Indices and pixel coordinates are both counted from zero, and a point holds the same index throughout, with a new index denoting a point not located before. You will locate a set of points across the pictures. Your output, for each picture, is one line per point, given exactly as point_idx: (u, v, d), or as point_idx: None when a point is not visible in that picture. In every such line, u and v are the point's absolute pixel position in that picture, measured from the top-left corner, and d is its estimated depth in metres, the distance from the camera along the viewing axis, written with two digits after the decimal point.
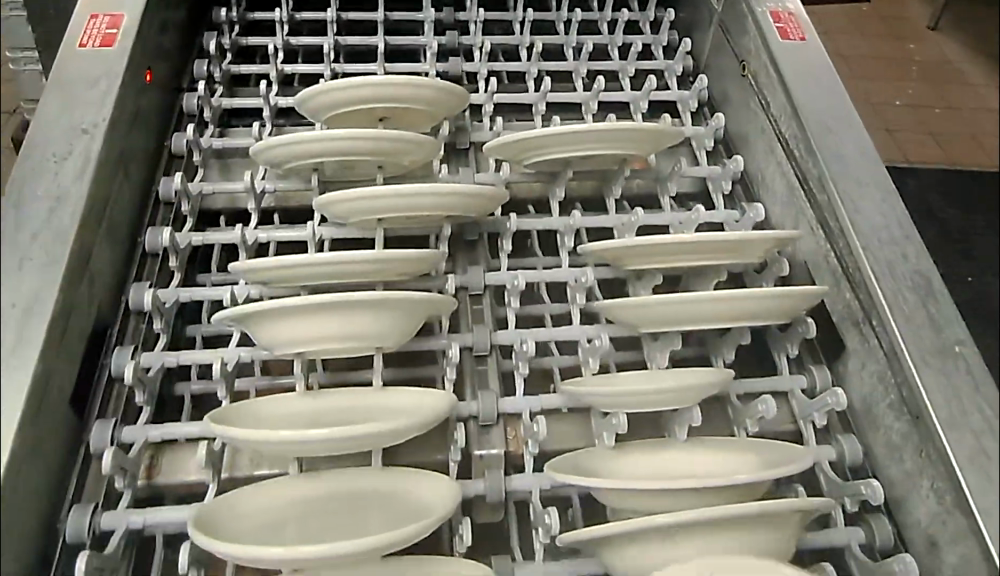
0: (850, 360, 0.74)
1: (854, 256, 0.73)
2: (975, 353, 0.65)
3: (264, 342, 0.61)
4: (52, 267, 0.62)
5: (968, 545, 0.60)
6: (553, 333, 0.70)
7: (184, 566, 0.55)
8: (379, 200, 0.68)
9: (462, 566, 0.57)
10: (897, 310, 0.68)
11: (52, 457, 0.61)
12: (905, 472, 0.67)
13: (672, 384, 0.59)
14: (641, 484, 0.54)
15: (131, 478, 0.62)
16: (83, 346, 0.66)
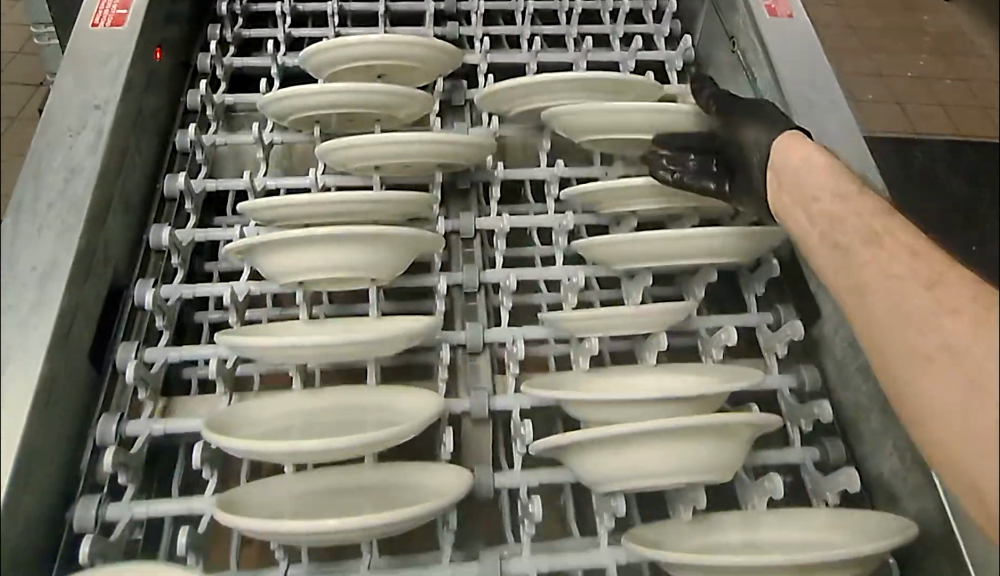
0: (825, 326, 0.77)
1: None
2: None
3: (270, 272, 0.68)
4: (68, 234, 0.69)
5: (925, 498, 0.67)
6: (535, 272, 0.75)
7: (198, 463, 0.63)
8: (369, 142, 0.74)
9: (437, 471, 0.61)
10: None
11: (74, 397, 0.68)
12: (874, 431, 0.72)
13: (637, 308, 0.65)
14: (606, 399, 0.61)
15: (153, 393, 0.69)
16: (100, 303, 0.73)
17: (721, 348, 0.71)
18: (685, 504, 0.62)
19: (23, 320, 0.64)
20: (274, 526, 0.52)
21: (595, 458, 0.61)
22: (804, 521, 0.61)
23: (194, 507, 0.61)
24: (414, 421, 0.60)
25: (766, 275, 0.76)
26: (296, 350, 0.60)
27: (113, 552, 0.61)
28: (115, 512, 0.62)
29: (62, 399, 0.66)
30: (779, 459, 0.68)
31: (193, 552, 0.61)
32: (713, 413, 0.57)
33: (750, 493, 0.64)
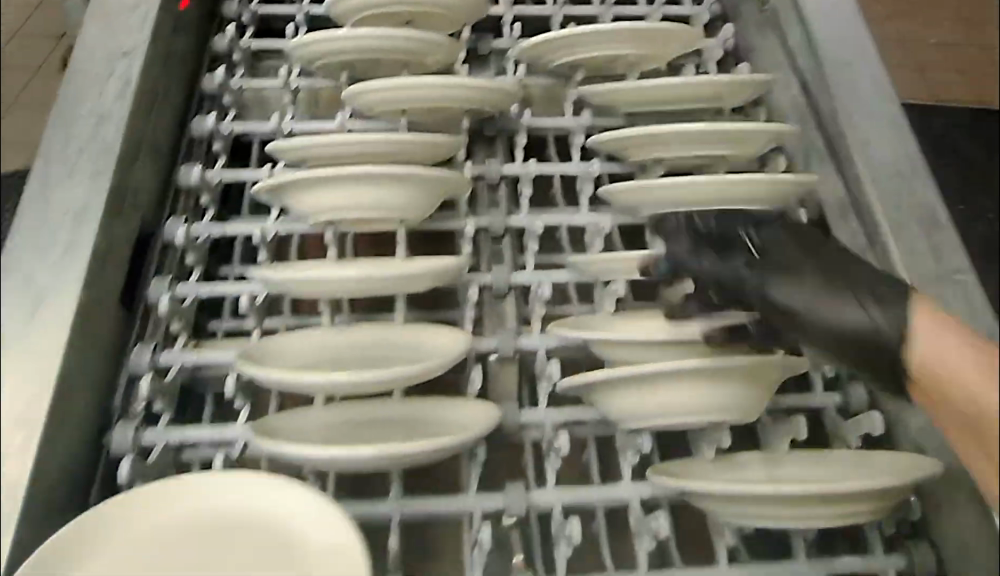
0: None
1: (861, 188, 0.81)
2: (974, 279, 0.74)
3: (301, 211, 0.69)
4: (101, 177, 0.69)
5: None
6: (562, 217, 0.76)
7: (231, 393, 0.66)
8: (383, 88, 0.75)
9: (467, 408, 0.62)
10: (903, 244, 0.76)
11: (104, 336, 0.69)
12: None
13: (667, 251, 0.65)
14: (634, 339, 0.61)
15: (187, 326, 0.70)
16: (130, 247, 0.73)
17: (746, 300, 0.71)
18: (709, 443, 0.64)
19: (59, 262, 0.66)
20: (308, 450, 0.54)
21: (624, 396, 0.62)
22: (825, 460, 0.62)
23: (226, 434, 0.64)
24: (442, 356, 0.62)
25: (790, 226, 0.76)
26: (328, 284, 0.61)
27: (150, 476, 0.64)
28: (151, 437, 0.64)
29: (93, 336, 0.67)
30: (801, 402, 0.69)
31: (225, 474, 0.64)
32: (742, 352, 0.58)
33: (772, 433, 0.65)
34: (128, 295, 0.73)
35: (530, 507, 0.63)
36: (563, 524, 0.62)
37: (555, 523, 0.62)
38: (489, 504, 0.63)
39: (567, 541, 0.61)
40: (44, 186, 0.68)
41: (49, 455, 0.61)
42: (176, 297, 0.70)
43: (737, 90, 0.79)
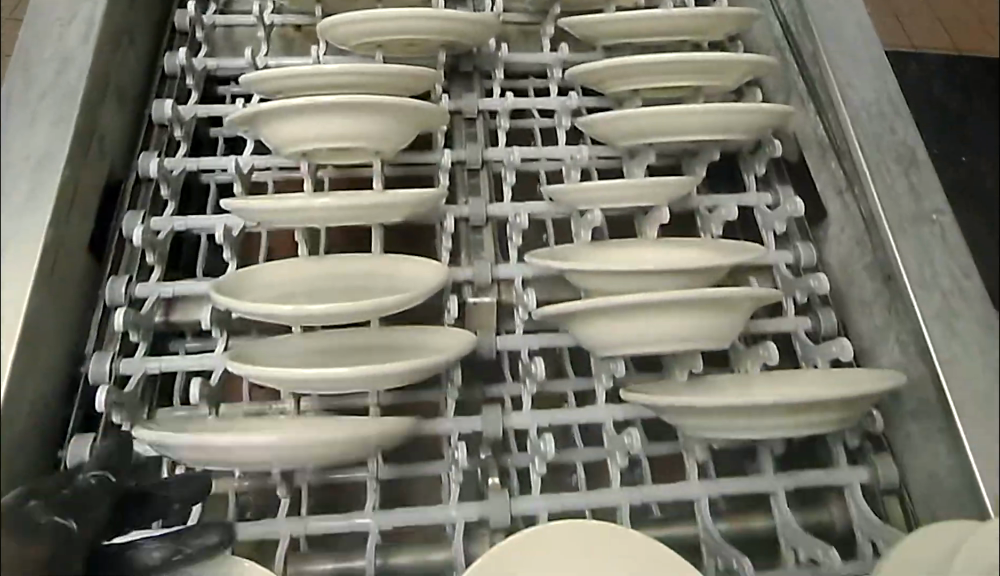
0: (830, 226, 0.83)
1: (842, 127, 0.80)
2: (951, 218, 0.74)
3: (274, 143, 0.68)
4: (62, 125, 0.66)
5: (926, 391, 0.71)
6: (539, 151, 0.76)
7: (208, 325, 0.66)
8: (354, 21, 0.74)
9: (444, 339, 0.63)
10: (881, 184, 0.76)
11: (70, 278, 0.67)
12: (875, 328, 0.77)
13: (645, 180, 0.65)
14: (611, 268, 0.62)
15: (161, 258, 0.70)
16: (98, 187, 0.72)
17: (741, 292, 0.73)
18: (681, 367, 0.65)
19: (21, 214, 0.63)
20: (292, 372, 0.54)
21: (604, 324, 0.62)
22: (794, 378, 0.64)
23: (208, 363, 0.66)
24: (420, 285, 0.62)
25: (766, 156, 0.76)
26: (305, 212, 0.62)
27: (129, 404, 0.64)
28: (128, 367, 0.66)
29: (62, 283, 0.66)
30: (772, 326, 0.70)
31: (203, 400, 0.65)
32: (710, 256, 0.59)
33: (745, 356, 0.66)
34: (98, 235, 0.72)
35: (507, 428, 0.65)
36: (539, 442, 0.64)
37: (532, 442, 0.65)
38: (467, 428, 0.65)
39: (544, 457, 0.63)
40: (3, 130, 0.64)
41: (20, 401, 0.60)
42: (151, 233, 0.69)
43: (716, 21, 0.79)
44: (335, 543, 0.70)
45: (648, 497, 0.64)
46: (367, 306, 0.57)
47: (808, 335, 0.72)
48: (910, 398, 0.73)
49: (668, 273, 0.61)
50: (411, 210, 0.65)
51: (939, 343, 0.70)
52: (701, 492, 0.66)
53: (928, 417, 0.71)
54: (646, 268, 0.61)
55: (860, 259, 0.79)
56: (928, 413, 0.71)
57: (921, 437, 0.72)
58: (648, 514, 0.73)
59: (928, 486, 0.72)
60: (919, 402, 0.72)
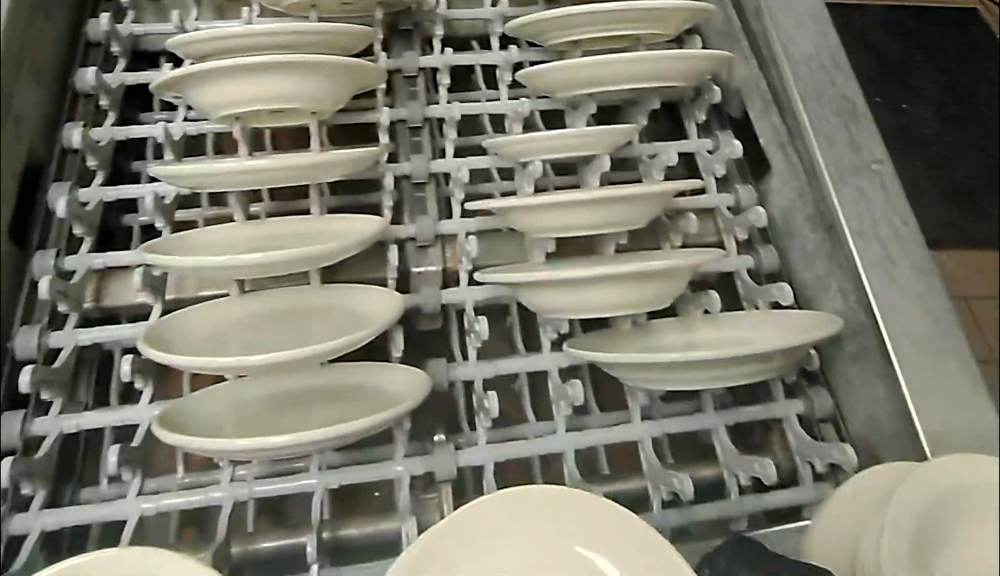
0: (773, 179, 0.82)
1: (782, 81, 0.80)
2: (890, 169, 0.76)
3: (203, 106, 0.66)
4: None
5: (866, 337, 0.72)
6: (481, 105, 0.74)
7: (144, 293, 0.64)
8: None
9: (376, 295, 0.60)
10: (821, 136, 0.76)
11: None
12: (816, 278, 0.77)
13: (588, 129, 0.65)
14: (553, 223, 0.61)
15: (91, 230, 0.68)
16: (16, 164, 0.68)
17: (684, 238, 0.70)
18: (624, 315, 0.65)
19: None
20: (207, 360, 0.50)
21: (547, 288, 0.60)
22: (733, 322, 0.66)
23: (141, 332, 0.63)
24: (346, 246, 0.59)
25: (706, 102, 0.76)
26: (233, 177, 0.59)
27: (59, 379, 0.61)
28: (59, 339, 0.62)
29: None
30: (716, 267, 0.70)
31: (138, 372, 0.61)
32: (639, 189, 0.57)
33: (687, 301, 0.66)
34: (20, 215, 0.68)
35: (453, 379, 0.64)
36: (483, 398, 0.63)
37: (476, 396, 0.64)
38: None
39: (488, 412, 0.62)
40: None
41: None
42: (77, 203, 0.67)
43: None
44: (283, 514, 0.70)
45: (592, 440, 0.65)
46: (291, 260, 0.55)
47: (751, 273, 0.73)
48: (852, 344, 0.74)
49: (605, 218, 0.60)
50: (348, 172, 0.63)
51: (879, 290, 0.71)
52: (644, 434, 0.66)
53: (868, 363, 0.73)
54: (581, 219, 0.60)
55: (803, 211, 0.79)
56: (868, 358, 0.72)
57: (861, 380, 0.73)
58: (597, 468, 0.74)
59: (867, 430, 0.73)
60: (860, 348, 0.73)
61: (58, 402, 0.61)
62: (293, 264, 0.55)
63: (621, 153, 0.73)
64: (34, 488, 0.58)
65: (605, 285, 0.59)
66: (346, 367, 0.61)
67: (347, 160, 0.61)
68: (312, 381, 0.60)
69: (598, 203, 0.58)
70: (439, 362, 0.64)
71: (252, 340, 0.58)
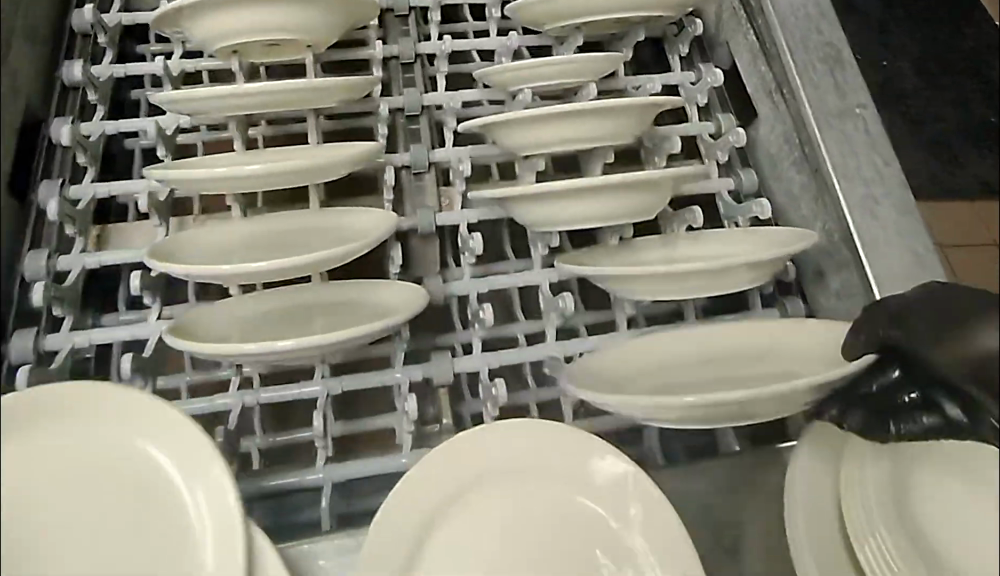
0: (760, 125, 0.85)
1: (770, 32, 0.82)
2: (873, 112, 0.78)
3: (199, 39, 0.68)
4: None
5: (849, 272, 0.75)
6: (471, 42, 0.77)
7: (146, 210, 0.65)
8: None
9: (371, 216, 0.63)
10: (807, 82, 0.79)
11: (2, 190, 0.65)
12: (802, 217, 0.81)
13: (573, 56, 0.67)
14: (541, 136, 0.63)
15: (93, 160, 0.70)
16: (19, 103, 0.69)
17: (665, 156, 0.74)
18: (611, 233, 0.69)
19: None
20: (215, 268, 0.53)
21: (538, 208, 0.63)
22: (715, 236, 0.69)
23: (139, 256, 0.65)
24: (340, 163, 0.60)
25: (689, 37, 0.81)
26: (236, 103, 0.61)
27: (70, 297, 0.64)
28: (67, 263, 0.64)
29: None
30: (700, 188, 0.74)
31: (148, 290, 0.63)
32: (613, 100, 0.60)
33: (673, 220, 0.71)
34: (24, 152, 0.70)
35: (448, 294, 0.67)
36: (478, 310, 0.66)
37: (472, 308, 0.67)
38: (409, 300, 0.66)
39: (483, 321, 0.65)
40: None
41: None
42: (80, 133, 0.69)
43: None
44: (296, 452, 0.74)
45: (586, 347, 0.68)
46: (286, 179, 0.58)
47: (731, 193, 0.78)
48: (836, 280, 0.77)
49: (585, 134, 0.63)
50: (342, 98, 0.65)
51: (863, 225, 0.74)
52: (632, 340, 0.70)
53: (851, 296, 0.75)
54: (562, 136, 0.63)
55: (787, 156, 0.82)
56: (852, 292, 0.75)
57: (845, 314, 0.76)
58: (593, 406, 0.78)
59: None
60: (845, 283, 0.76)
61: (69, 319, 0.64)
62: (292, 175, 0.57)
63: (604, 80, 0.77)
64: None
65: (593, 197, 0.61)
66: (345, 285, 0.63)
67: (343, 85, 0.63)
68: (316, 299, 0.63)
69: (578, 117, 0.61)
70: (434, 278, 0.67)
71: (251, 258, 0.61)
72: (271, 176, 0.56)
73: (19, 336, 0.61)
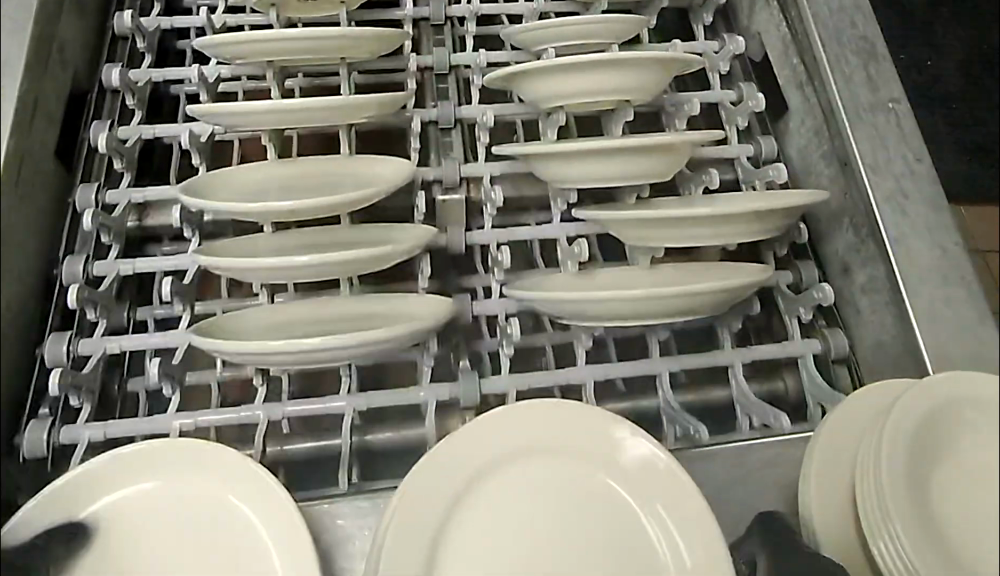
0: (791, 119, 0.84)
1: (803, 23, 0.81)
2: (905, 107, 0.76)
3: None
4: (22, 27, 0.64)
5: (875, 269, 0.74)
6: (499, 6, 0.79)
7: (190, 147, 0.69)
8: None
9: (398, 164, 0.65)
10: (838, 74, 0.77)
11: (47, 139, 0.69)
12: (831, 212, 0.79)
13: (592, 16, 0.69)
14: (565, 86, 0.66)
15: (141, 102, 0.75)
16: (68, 59, 0.74)
17: (685, 120, 0.77)
18: (629, 190, 0.69)
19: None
20: (242, 208, 0.55)
21: (554, 165, 0.62)
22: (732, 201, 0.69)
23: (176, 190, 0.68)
24: (376, 106, 0.64)
25: (714, 6, 0.87)
26: (271, 47, 0.64)
27: (118, 229, 0.68)
28: (115, 197, 0.68)
29: (42, 151, 0.68)
30: (721, 153, 0.77)
31: (186, 223, 0.68)
32: (633, 52, 0.63)
33: (689, 182, 0.73)
34: (74, 106, 0.75)
35: (469, 244, 0.70)
36: (496, 255, 0.69)
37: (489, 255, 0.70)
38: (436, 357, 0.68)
39: (509, 338, 0.67)
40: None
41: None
42: (130, 77, 0.73)
43: None
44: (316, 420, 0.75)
45: (613, 373, 0.68)
46: (326, 117, 0.62)
47: (749, 159, 0.80)
48: (861, 277, 0.76)
49: (604, 85, 0.65)
50: (371, 47, 0.67)
51: (888, 221, 0.72)
52: (662, 368, 0.70)
53: (876, 292, 0.74)
54: (582, 87, 0.66)
55: (818, 149, 0.81)
56: (875, 288, 0.74)
57: (869, 310, 0.75)
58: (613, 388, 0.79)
59: (875, 358, 0.75)
60: (869, 279, 0.75)
61: (86, 409, 0.64)
62: (325, 109, 0.61)
63: (628, 42, 0.84)
64: (82, 402, 0.64)
65: (608, 157, 0.60)
66: (376, 226, 0.66)
67: (376, 34, 0.65)
68: (338, 239, 0.66)
69: (601, 68, 0.64)
70: (456, 228, 0.69)
71: (285, 198, 0.64)
72: (311, 106, 0.60)
73: (71, 261, 0.66)
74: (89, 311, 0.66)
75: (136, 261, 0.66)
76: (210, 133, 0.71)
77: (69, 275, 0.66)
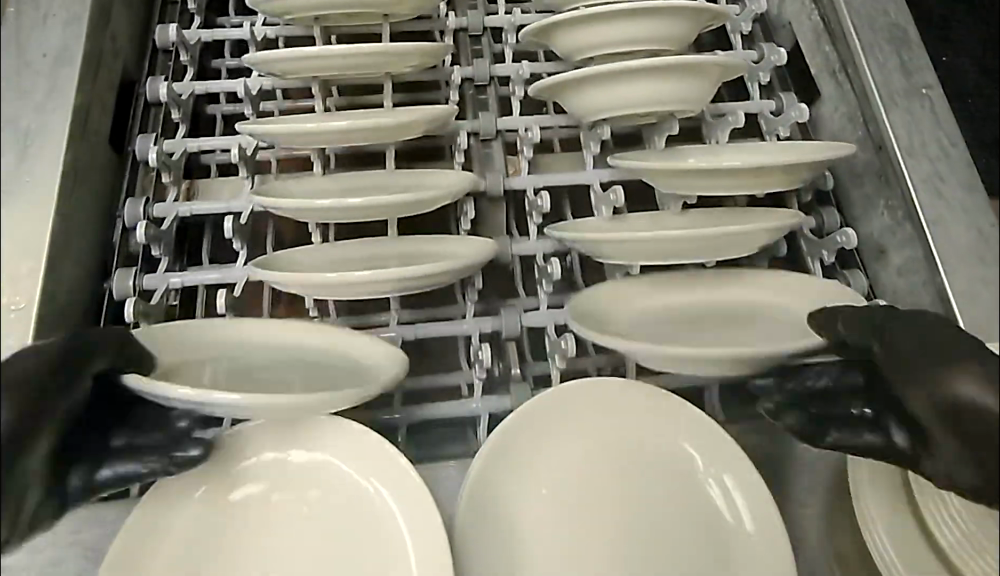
0: (824, 103, 0.84)
1: (835, 13, 0.80)
2: (940, 93, 0.74)
3: None
4: (74, 22, 0.68)
5: (914, 251, 0.72)
6: None
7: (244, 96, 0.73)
8: None
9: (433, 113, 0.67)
10: (872, 62, 0.76)
11: (102, 106, 0.73)
12: (865, 196, 0.79)
13: None
14: (596, 34, 0.68)
15: (193, 60, 0.78)
16: (123, 23, 0.78)
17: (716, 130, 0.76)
18: (660, 135, 0.72)
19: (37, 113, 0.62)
20: (299, 127, 0.59)
21: (587, 92, 0.65)
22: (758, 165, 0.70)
23: (230, 138, 0.72)
24: (416, 57, 0.66)
25: None
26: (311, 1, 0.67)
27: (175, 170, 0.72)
28: (171, 145, 0.72)
29: (98, 119, 0.72)
30: (745, 104, 0.79)
31: (244, 166, 0.71)
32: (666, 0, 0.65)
33: (715, 128, 0.75)
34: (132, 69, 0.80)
35: (506, 187, 0.72)
36: (534, 201, 0.71)
37: (528, 200, 0.71)
38: (488, 325, 0.69)
39: (549, 277, 0.69)
40: (20, 25, 0.63)
41: (48, 274, 0.63)
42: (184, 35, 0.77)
43: None
44: None
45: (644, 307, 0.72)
46: (377, 63, 0.65)
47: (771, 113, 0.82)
48: (898, 259, 0.75)
49: (638, 33, 0.67)
50: (410, 3, 0.70)
51: (926, 203, 0.70)
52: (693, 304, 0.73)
53: (913, 273, 0.73)
54: (612, 35, 0.68)
55: (852, 133, 0.80)
56: (912, 270, 0.73)
57: (906, 291, 0.75)
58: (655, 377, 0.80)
59: None
60: (906, 261, 0.74)
61: None
62: (365, 57, 0.63)
63: None
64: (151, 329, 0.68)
65: (640, 81, 0.62)
66: (416, 171, 0.68)
67: None
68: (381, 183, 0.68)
69: (633, 18, 0.66)
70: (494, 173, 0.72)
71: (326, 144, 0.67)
72: (350, 55, 0.63)
73: (132, 204, 0.70)
74: (153, 246, 0.69)
75: (190, 204, 0.69)
76: (259, 87, 0.74)
77: (131, 219, 0.70)
